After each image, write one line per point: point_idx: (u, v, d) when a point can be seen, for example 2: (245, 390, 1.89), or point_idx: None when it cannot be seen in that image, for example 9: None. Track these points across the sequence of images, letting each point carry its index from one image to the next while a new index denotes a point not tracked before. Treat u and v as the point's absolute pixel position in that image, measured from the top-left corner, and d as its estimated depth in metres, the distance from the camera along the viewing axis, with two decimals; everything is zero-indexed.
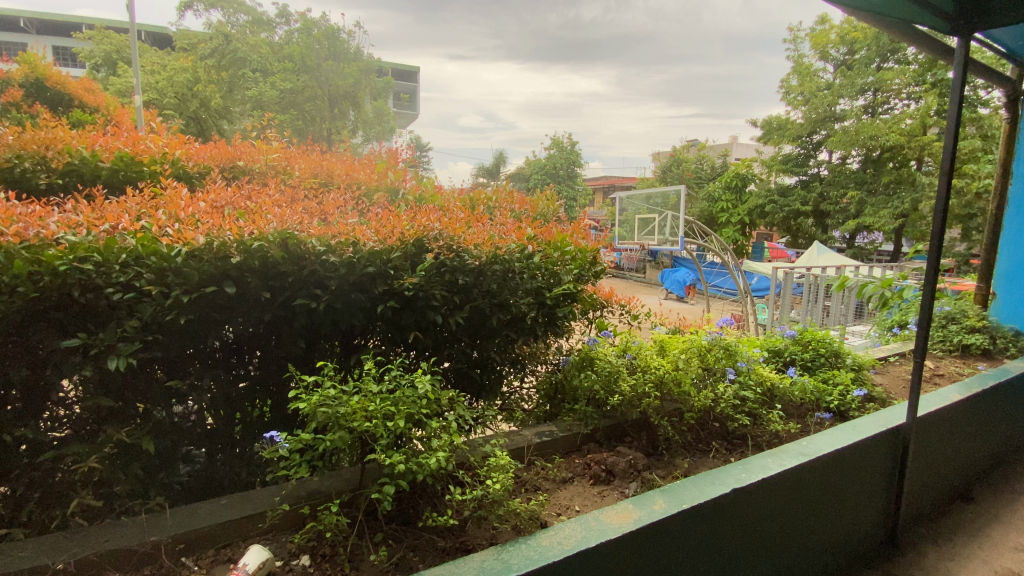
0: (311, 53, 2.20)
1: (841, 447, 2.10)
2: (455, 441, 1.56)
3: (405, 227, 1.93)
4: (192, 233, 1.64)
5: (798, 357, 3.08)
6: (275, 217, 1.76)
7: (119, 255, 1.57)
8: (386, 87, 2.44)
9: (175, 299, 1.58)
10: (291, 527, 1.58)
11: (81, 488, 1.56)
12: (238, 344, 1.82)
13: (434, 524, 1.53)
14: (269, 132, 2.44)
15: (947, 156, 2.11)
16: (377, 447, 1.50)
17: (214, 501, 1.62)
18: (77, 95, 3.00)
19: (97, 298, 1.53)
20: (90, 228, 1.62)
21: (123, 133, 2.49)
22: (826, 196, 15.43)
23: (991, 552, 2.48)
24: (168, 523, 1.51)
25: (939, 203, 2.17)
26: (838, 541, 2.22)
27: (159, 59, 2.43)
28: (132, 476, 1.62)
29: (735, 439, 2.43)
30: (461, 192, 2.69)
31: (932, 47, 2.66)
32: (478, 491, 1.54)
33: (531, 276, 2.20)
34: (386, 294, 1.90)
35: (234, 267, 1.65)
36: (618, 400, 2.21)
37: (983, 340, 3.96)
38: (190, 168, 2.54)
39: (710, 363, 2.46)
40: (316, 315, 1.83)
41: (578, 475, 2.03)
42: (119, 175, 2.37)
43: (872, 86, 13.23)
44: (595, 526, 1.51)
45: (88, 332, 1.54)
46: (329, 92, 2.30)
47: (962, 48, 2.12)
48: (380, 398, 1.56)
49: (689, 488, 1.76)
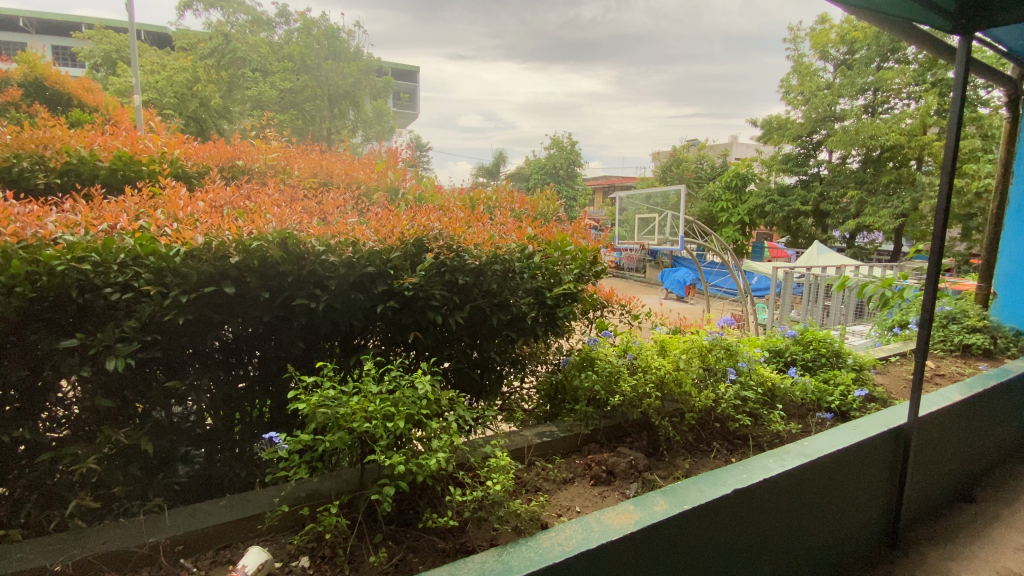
0: (311, 53, 2.65)
1: (843, 447, 2.10)
2: (456, 442, 1.56)
3: (405, 227, 1.92)
4: (190, 233, 1.63)
5: (799, 358, 3.08)
6: (274, 217, 1.75)
7: (117, 255, 1.56)
8: (382, 87, 2.91)
9: (173, 300, 1.57)
10: (290, 529, 1.57)
11: (79, 490, 1.55)
12: (238, 344, 1.81)
13: (434, 525, 1.53)
14: (269, 131, 2.64)
15: (949, 155, 2.10)
16: (377, 447, 1.49)
17: (213, 502, 1.61)
18: (74, 93, 3.62)
19: (95, 299, 1.52)
20: (88, 228, 1.61)
21: (121, 133, 2.47)
22: (826, 196, 15.44)
23: (994, 553, 2.46)
24: (166, 525, 1.50)
25: (941, 202, 2.16)
26: (839, 542, 2.21)
27: (170, 66, 3.47)
28: (131, 477, 1.61)
29: (736, 439, 2.41)
30: (461, 191, 2.68)
31: (934, 45, 2.65)
32: (479, 492, 1.53)
33: (531, 276, 2.18)
34: (386, 294, 1.89)
35: (233, 267, 1.64)
36: (619, 400, 2.20)
37: (984, 340, 3.95)
38: (189, 167, 2.47)
39: (711, 363, 2.46)
40: (316, 315, 1.82)
41: (578, 476, 2.02)
42: (118, 174, 2.31)
43: (872, 85, 13.24)
44: (596, 527, 1.51)
45: (86, 332, 1.53)
46: (329, 91, 2.72)
47: (965, 46, 2.11)
48: (380, 398, 1.55)
49: (689, 488, 1.75)
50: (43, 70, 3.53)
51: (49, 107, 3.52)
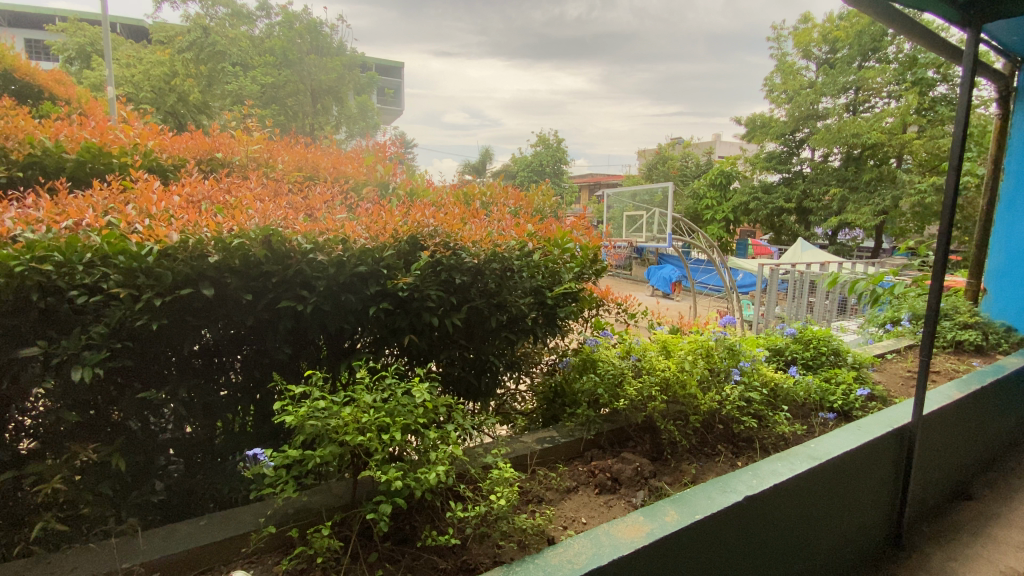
0: (290, 43, 3.85)
1: (851, 449, 2.04)
2: (456, 454, 1.45)
3: (398, 224, 1.81)
4: (164, 229, 1.50)
5: (799, 356, 3.04)
6: (257, 213, 1.63)
7: (82, 255, 1.41)
8: (365, 80, 4.18)
9: (147, 302, 1.44)
10: (276, 551, 1.44)
11: (43, 511, 1.41)
12: (218, 349, 1.66)
13: (434, 544, 1.41)
14: (251, 120, 2.55)
15: (956, 153, 2.06)
16: (371, 463, 1.38)
17: (192, 521, 1.48)
18: (45, 86, 3.44)
19: (59, 302, 1.38)
20: (50, 226, 1.47)
21: (89, 123, 2.32)
22: (809, 193, 15.52)
23: (997, 552, 2.43)
24: (140, 549, 1.37)
25: (947, 198, 2.12)
26: (846, 544, 2.15)
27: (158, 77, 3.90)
28: (101, 498, 1.47)
29: (741, 442, 2.33)
30: (454, 186, 2.56)
31: (925, 36, 2.62)
32: (482, 507, 1.44)
33: (530, 275, 2.08)
34: (379, 295, 1.77)
35: (213, 267, 1.51)
36: (623, 404, 2.12)
37: (976, 337, 3.96)
38: (163, 160, 2.29)
39: (715, 363, 2.37)
40: (303, 319, 1.69)
41: (582, 484, 1.92)
42: (86, 167, 2.15)
43: (854, 84, 13.58)
44: (606, 542, 1.42)
45: (48, 339, 1.38)
46: (311, 85, 3.78)
47: (971, 48, 2.07)
48: (374, 409, 1.43)
49: (698, 495, 1.68)
50: (12, 61, 3.34)
51: (19, 101, 3.33)
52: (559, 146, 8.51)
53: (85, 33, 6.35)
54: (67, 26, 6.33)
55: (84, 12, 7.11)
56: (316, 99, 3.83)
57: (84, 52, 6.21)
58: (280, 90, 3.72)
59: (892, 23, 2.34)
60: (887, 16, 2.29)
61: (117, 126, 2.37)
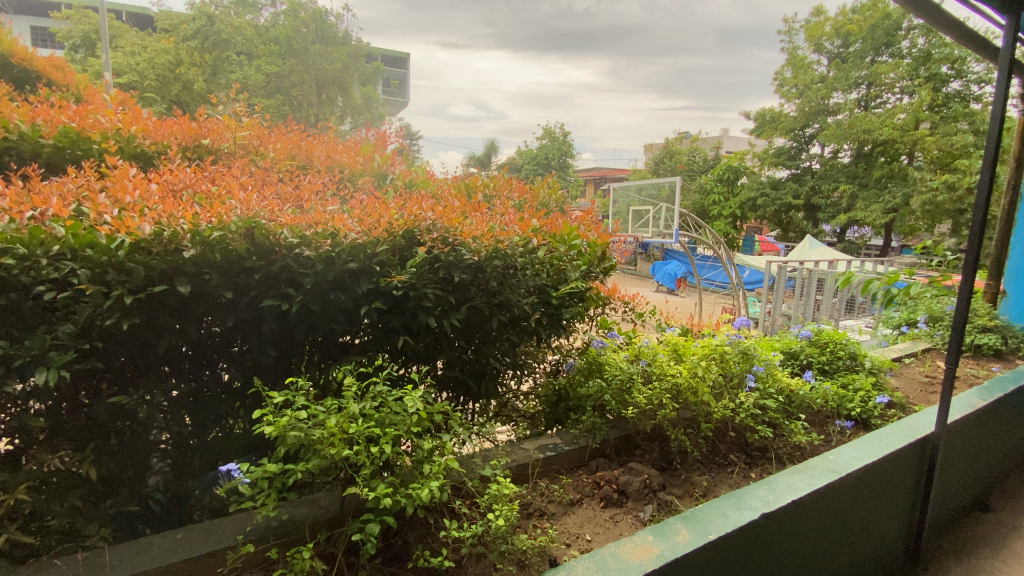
0: (297, 35, 3.93)
1: (872, 461, 1.92)
2: (450, 468, 1.34)
3: (393, 217, 1.69)
4: (137, 221, 1.38)
5: (815, 360, 2.92)
6: (240, 204, 1.51)
7: (47, 248, 1.30)
8: (372, 73, 4.36)
9: (118, 300, 1.32)
10: (257, 568, 1.35)
11: (8, 523, 1.31)
12: (196, 350, 1.55)
13: (427, 565, 1.30)
14: (238, 107, 2.40)
15: (992, 147, 1.91)
16: (359, 478, 1.27)
17: (168, 534, 1.38)
18: (42, 71, 3.32)
19: (23, 298, 1.27)
20: (13, 216, 1.35)
21: (69, 106, 2.19)
22: (818, 189, 14.87)
23: (1017, 567, 2.31)
24: (109, 565, 1.26)
25: (981, 196, 1.97)
26: (863, 562, 2.03)
27: (163, 64, 3.83)
28: (70, 508, 1.38)
29: (755, 452, 2.20)
30: (456, 178, 2.44)
31: (976, 44, 2.41)
32: (478, 527, 1.32)
33: (534, 272, 1.96)
34: (371, 294, 1.65)
35: (189, 261, 1.39)
36: (632, 411, 1.99)
37: (995, 341, 3.83)
38: (146, 146, 2.16)
39: (729, 368, 2.25)
40: (289, 318, 1.57)
41: (587, 497, 1.80)
42: (65, 153, 2.05)
43: (867, 78, 13.29)
44: (613, 565, 1.30)
45: (11, 339, 1.28)
46: (315, 77, 3.81)
47: (1007, 50, 1.92)
48: (363, 419, 1.32)
49: (711, 513, 1.56)
50: (8, 46, 3.23)
51: (16, 87, 3.22)
52: (564, 139, 8.43)
53: (91, 22, 6.39)
54: (71, 15, 6.43)
55: (88, 2, 7.16)
56: (321, 90, 3.86)
57: (88, 40, 6.19)
58: (285, 80, 3.72)
59: (941, 27, 2.15)
60: (938, 21, 2.10)
61: (100, 109, 2.23)
